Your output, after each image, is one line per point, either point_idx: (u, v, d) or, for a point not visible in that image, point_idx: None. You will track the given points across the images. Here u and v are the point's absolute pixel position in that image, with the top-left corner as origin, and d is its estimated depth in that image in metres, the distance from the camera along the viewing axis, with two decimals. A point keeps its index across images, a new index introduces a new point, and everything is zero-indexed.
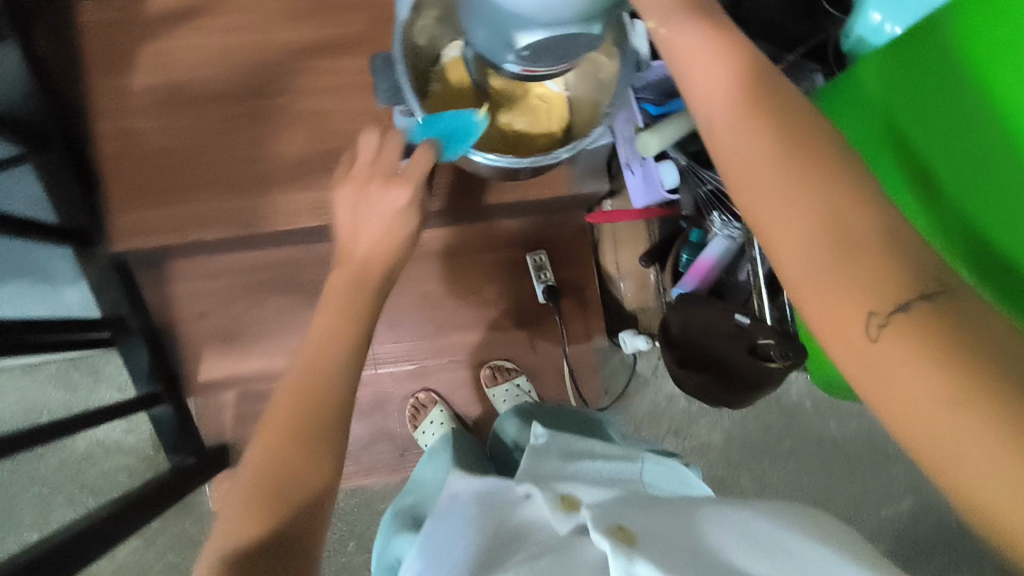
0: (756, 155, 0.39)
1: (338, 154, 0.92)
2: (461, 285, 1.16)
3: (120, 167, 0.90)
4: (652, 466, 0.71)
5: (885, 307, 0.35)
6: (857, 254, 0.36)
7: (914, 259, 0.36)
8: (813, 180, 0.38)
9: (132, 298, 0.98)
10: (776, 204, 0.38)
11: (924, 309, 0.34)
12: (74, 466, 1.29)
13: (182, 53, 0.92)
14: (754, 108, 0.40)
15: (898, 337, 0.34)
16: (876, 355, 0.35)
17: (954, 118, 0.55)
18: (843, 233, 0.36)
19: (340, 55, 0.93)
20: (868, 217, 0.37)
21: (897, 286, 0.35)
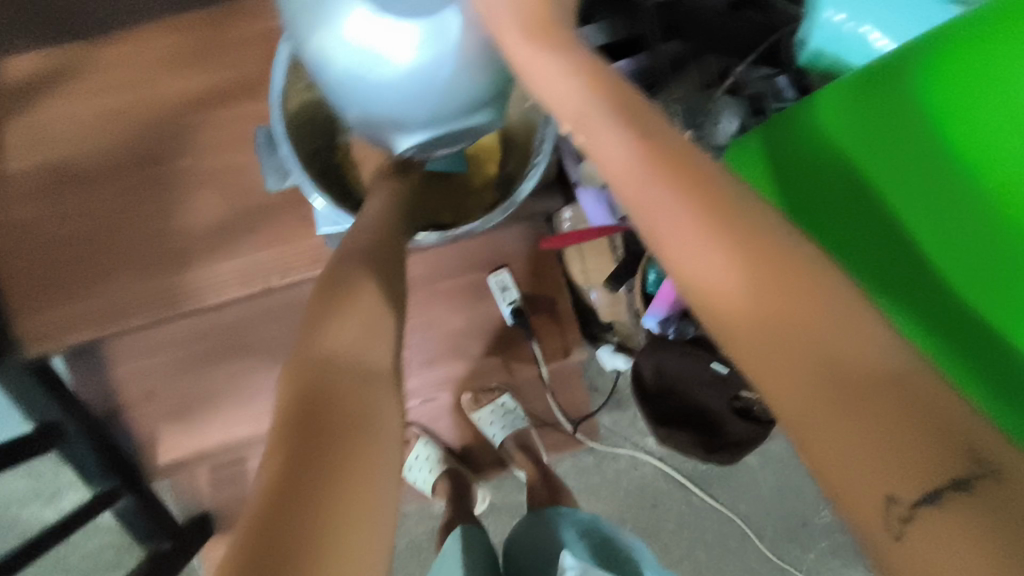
0: (709, 274, 0.33)
1: (259, 211, 0.84)
2: (423, 319, 1.06)
3: (19, 263, 0.81)
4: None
5: (909, 493, 0.26)
6: (857, 408, 0.28)
7: (942, 419, 0.27)
8: (784, 315, 0.31)
9: (65, 398, 0.87)
10: (748, 343, 0.31)
11: (965, 502, 0.25)
12: (56, 552, 1.23)
13: (65, 123, 0.82)
14: (694, 211, 0.34)
15: (932, 540, 0.25)
16: (909, 564, 0.26)
17: (936, 185, 0.52)
18: (825, 366, 0.29)
19: (241, 101, 0.83)
20: (861, 358, 0.29)
21: (929, 463, 0.26)
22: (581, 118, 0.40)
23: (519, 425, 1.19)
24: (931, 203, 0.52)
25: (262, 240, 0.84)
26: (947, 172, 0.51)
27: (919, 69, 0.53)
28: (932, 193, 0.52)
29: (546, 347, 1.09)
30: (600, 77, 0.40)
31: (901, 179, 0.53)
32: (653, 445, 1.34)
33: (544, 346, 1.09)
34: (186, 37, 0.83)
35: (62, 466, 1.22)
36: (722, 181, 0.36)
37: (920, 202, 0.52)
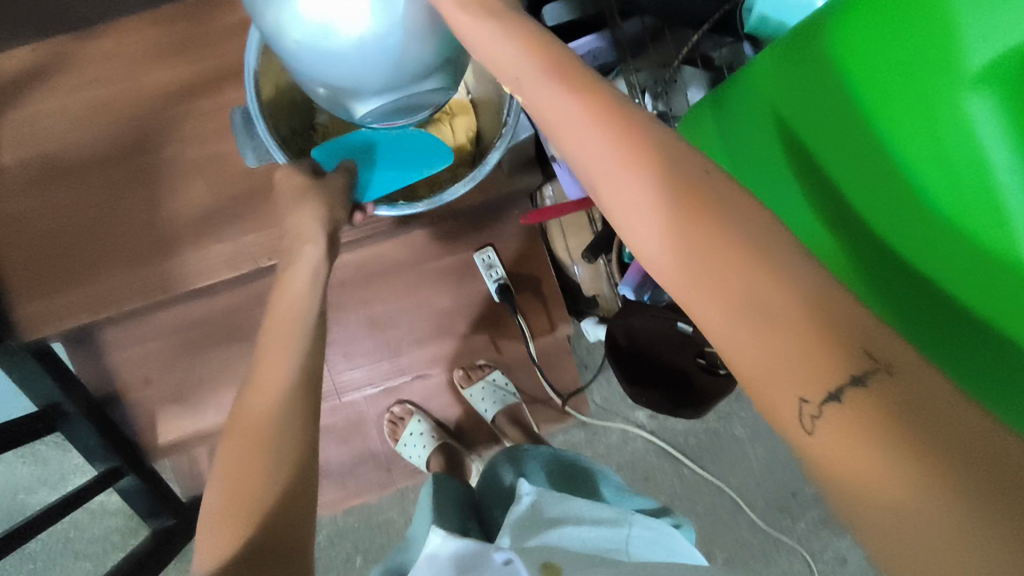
0: (648, 221, 0.34)
1: (244, 198, 0.86)
2: (411, 300, 1.09)
3: (11, 254, 0.84)
4: (641, 531, 0.68)
5: (817, 394, 0.30)
6: (777, 328, 0.30)
7: (844, 332, 0.30)
8: (717, 254, 0.32)
9: (64, 381, 0.91)
10: (681, 279, 0.34)
11: (861, 397, 0.29)
12: (65, 536, 1.27)
13: (51, 116, 0.84)
14: (632, 154, 0.35)
15: (838, 432, 0.29)
16: (821, 454, 0.30)
17: (868, 144, 0.50)
18: (749, 295, 0.31)
19: (223, 91, 0.86)
20: (785, 289, 0.31)
21: (832, 367, 0.30)
22: (520, 79, 0.39)
23: (510, 399, 1.20)
24: (855, 162, 0.51)
25: (248, 226, 0.87)
26: (887, 128, 0.48)
27: (834, 26, 0.50)
28: (855, 151, 0.51)
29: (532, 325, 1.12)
30: (537, 34, 0.40)
31: (823, 138, 0.53)
32: (644, 418, 1.38)
33: (530, 323, 1.12)
34: (166, 31, 0.85)
35: (68, 452, 1.26)
36: (659, 129, 0.37)
37: (845, 161, 0.52)
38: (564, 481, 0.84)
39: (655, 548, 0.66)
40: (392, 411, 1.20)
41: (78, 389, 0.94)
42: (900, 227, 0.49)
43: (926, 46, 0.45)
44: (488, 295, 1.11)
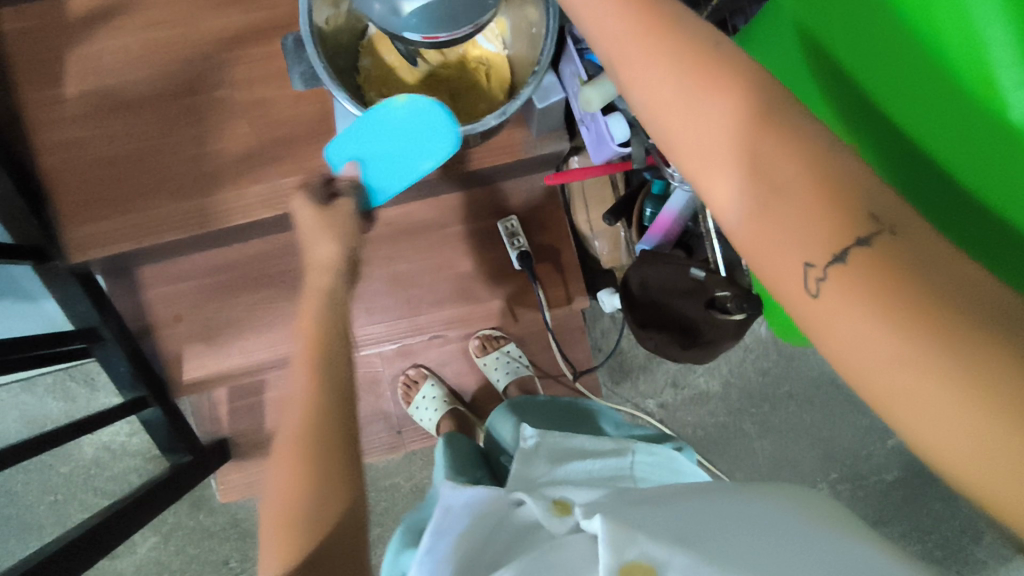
0: (665, 99, 0.39)
1: (284, 142, 0.91)
2: (433, 262, 1.13)
3: (67, 179, 0.89)
4: (644, 457, 0.68)
5: (822, 259, 0.34)
6: (779, 195, 0.35)
7: (848, 196, 0.34)
8: (727, 121, 0.37)
9: (103, 306, 0.97)
10: (693, 149, 0.38)
11: (865, 256, 0.33)
12: (84, 473, 1.32)
13: (114, 55, 0.90)
14: (654, 38, 0.39)
15: (841, 291, 0.33)
16: (824, 313, 0.34)
17: (872, 40, 0.53)
18: (750, 157, 0.36)
19: (273, 40, 0.91)
20: (792, 156, 0.35)
21: (837, 233, 0.33)
22: None
23: (523, 371, 1.21)
24: (874, 65, 0.53)
25: (286, 169, 0.91)
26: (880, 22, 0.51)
27: None
28: (863, 47, 0.54)
29: (549, 295, 1.15)
30: None
31: (838, 43, 0.57)
32: (652, 405, 1.39)
33: (547, 294, 1.14)
34: None
35: (95, 391, 1.31)
36: (680, 24, 0.40)
37: (857, 60, 0.55)
38: (569, 422, 0.85)
39: (661, 470, 0.67)
40: (407, 374, 1.23)
41: (114, 316, 0.99)
42: (919, 113, 0.50)
43: None
44: (508, 262, 1.14)
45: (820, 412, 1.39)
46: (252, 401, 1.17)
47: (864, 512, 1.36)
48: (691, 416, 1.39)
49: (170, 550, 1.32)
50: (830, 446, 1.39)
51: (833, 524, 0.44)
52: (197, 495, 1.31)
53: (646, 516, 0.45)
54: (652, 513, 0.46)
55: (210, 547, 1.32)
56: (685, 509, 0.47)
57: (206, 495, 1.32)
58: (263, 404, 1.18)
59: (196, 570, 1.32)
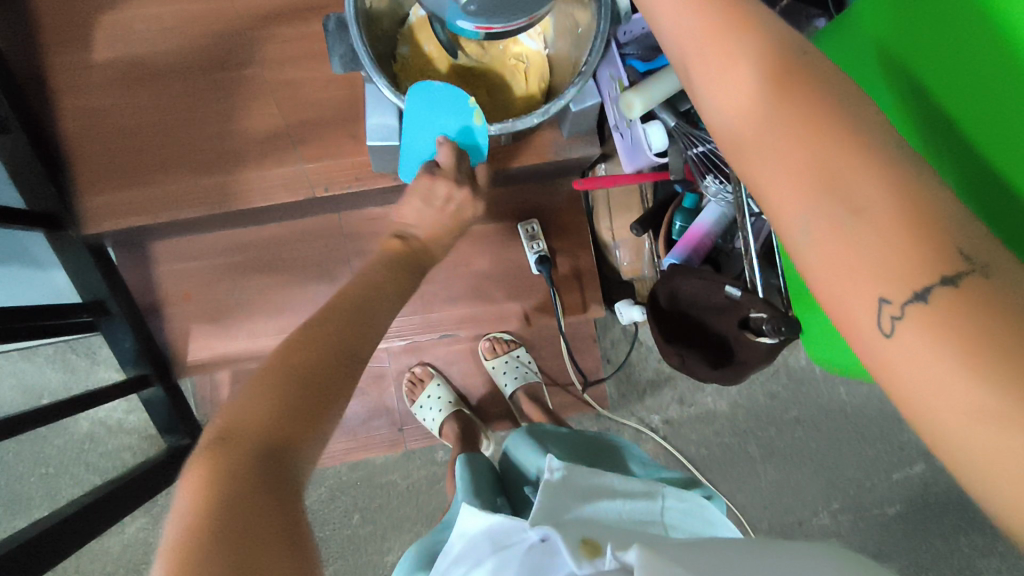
0: (741, 107, 0.37)
1: (311, 125, 0.89)
2: (450, 259, 1.11)
3: (86, 147, 0.88)
4: (674, 503, 0.66)
5: (900, 296, 0.32)
6: (859, 223, 0.33)
7: (934, 229, 0.32)
8: (805, 135, 0.35)
9: (113, 280, 0.95)
10: (766, 163, 0.36)
11: (949, 297, 0.31)
12: (78, 447, 1.30)
13: (145, 23, 0.88)
14: (734, 43, 0.37)
15: (918, 332, 0.31)
16: (897, 354, 0.32)
17: (965, 62, 0.46)
18: (829, 178, 0.34)
19: (307, 21, 0.89)
20: (875, 182, 0.33)
21: (919, 269, 0.32)
22: None
23: (531, 377, 1.17)
24: (948, 75, 0.48)
25: (311, 153, 0.89)
26: (978, 45, 0.45)
27: None
28: (952, 68, 0.48)
29: (565, 302, 1.13)
30: None
31: (924, 59, 0.51)
32: (658, 421, 1.36)
33: (563, 300, 1.12)
34: None
35: (95, 365, 1.29)
36: (761, 29, 0.38)
37: (948, 87, 0.48)
38: (591, 452, 0.82)
39: (686, 522, 0.64)
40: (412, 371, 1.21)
41: (124, 291, 0.97)
42: (990, 131, 0.46)
43: None
44: (526, 265, 1.12)
45: (828, 440, 1.37)
46: None
47: (866, 545, 1.34)
48: (697, 434, 1.37)
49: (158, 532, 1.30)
50: (836, 474, 1.36)
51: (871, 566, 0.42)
52: None
53: (681, 558, 0.43)
54: (690, 555, 0.44)
55: None
56: (721, 552, 0.45)
57: None
58: None
59: None
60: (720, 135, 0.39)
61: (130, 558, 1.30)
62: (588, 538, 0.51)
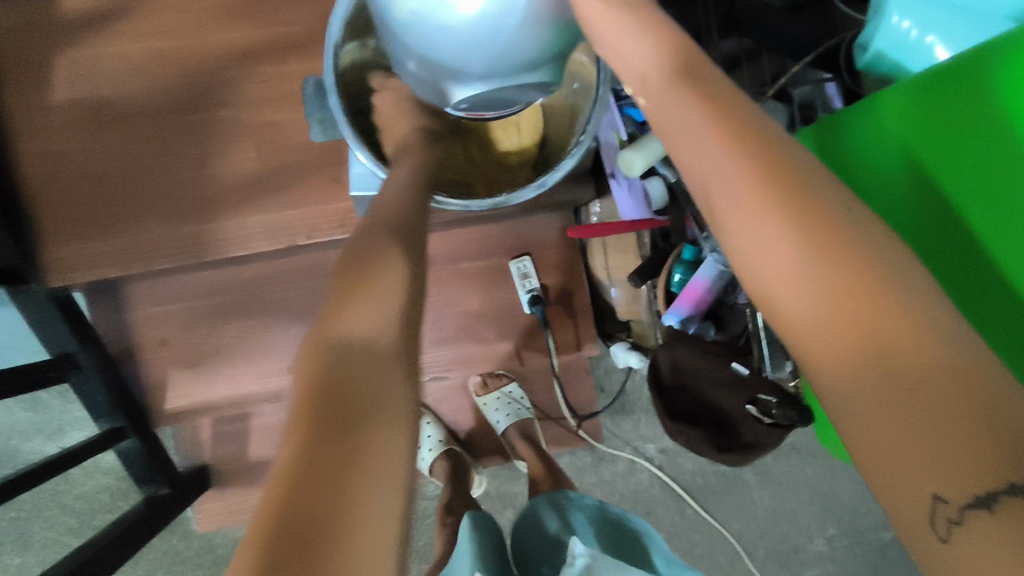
0: (782, 254, 0.36)
1: (291, 170, 0.84)
2: (439, 298, 1.07)
3: (50, 195, 0.82)
4: None
5: (960, 497, 0.28)
6: (910, 398, 0.30)
7: (998, 424, 0.28)
8: (856, 294, 0.33)
9: (83, 331, 0.90)
10: (801, 308, 0.35)
11: (1015, 509, 0.27)
12: (54, 487, 1.25)
13: (110, 62, 0.82)
14: (763, 191, 0.37)
15: (979, 541, 0.28)
16: (957, 559, 0.29)
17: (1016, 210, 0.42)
18: (873, 342, 0.32)
19: (286, 60, 0.84)
20: (927, 346, 0.31)
21: (976, 467, 0.28)
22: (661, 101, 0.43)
23: (525, 414, 1.14)
24: (988, 215, 0.44)
25: (289, 199, 0.85)
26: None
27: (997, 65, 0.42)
28: (1002, 206, 0.43)
29: (559, 340, 1.09)
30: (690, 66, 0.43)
31: (962, 189, 0.46)
32: (653, 451, 1.33)
33: (556, 338, 1.09)
34: None
35: (69, 402, 1.24)
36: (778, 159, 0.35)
37: (987, 223, 0.44)
38: (618, 545, 0.78)
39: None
40: None
41: (95, 340, 0.92)
42: None
43: None
44: (519, 303, 1.08)
45: (825, 469, 1.35)
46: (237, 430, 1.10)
47: (860, 574, 1.32)
48: (693, 466, 1.34)
49: (141, 571, 1.27)
50: (832, 503, 1.34)
51: None
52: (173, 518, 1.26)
53: None
54: None
55: (182, 573, 1.27)
56: None
57: (181, 519, 1.26)
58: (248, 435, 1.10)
59: None
60: (751, 278, 0.38)
61: None
62: None
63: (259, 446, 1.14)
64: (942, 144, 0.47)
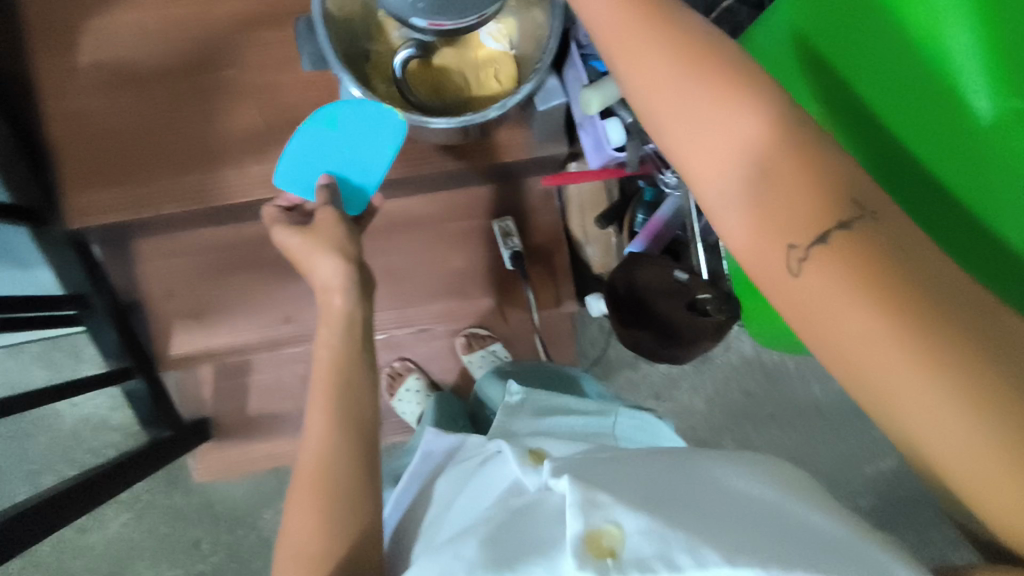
0: (664, 76, 0.42)
1: (290, 127, 0.93)
2: (427, 257, 1.14)
3: (70, 147, 0.91)
4: (626, 419, 0.69)
5: (805, 241, 0.38)
6: (765, 179, 0.39)
7: (830, 179, 0.38)
8: (725, 104, 0.41)
9: (96, 276, 0.98)
10: (677, 121, 0.42)
11: (843, 237, 0.37)
12: (63, 444, 1.32)
13: (128, 29, 0.92)
14: (648, 29, 0.43)
15: (823, 268, 0.37)
16: (808, 291, 0.38)
17: (929, 131, 0.55)
18: (739, 145, 0.40)
19: (287, 27, 0.93)
20: (781, 144, 0.39)
21: (821, 216, 0.38)
22: None
23: None
24: (891, 100, 0.58)
25: None
26: (942, 121, 0.53)
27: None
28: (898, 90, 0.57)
29: (539, 298, 1.16)
30: None
31: (896, 113, 0.59)
32: None
33: (537, 295, 1.16)
34: None
35: (79, 362, 1.31)
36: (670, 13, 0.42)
37: (892, 104, 0.58)
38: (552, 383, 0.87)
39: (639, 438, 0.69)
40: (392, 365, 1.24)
41: (107, 287, 1.00)
42: (927, 144, 0.56)
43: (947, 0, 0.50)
44: (502, 263, 1.15)
45: (801, 435, 1.40)
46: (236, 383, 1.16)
47: None
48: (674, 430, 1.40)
49: (143, 528, 1.33)
50: (808, 468, 1.39)
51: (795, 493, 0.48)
52: (175, 475, 1.33)
53: (613, 480, 0.47)
54: (619, 477, 0.48)
55: (182, 528, 1.33)
56: (647, 481, 0.48)
57: (182, 476, 1.33)
58: (248, 386, 1.18)
59: (166, 550, 1.33)
60: (636, 96, 0.44)
61: (114, 554, 1.32)
62: (536, 450, 0.57)
63: (259, 402, 1.19)
64: (871, 62, 0.59)
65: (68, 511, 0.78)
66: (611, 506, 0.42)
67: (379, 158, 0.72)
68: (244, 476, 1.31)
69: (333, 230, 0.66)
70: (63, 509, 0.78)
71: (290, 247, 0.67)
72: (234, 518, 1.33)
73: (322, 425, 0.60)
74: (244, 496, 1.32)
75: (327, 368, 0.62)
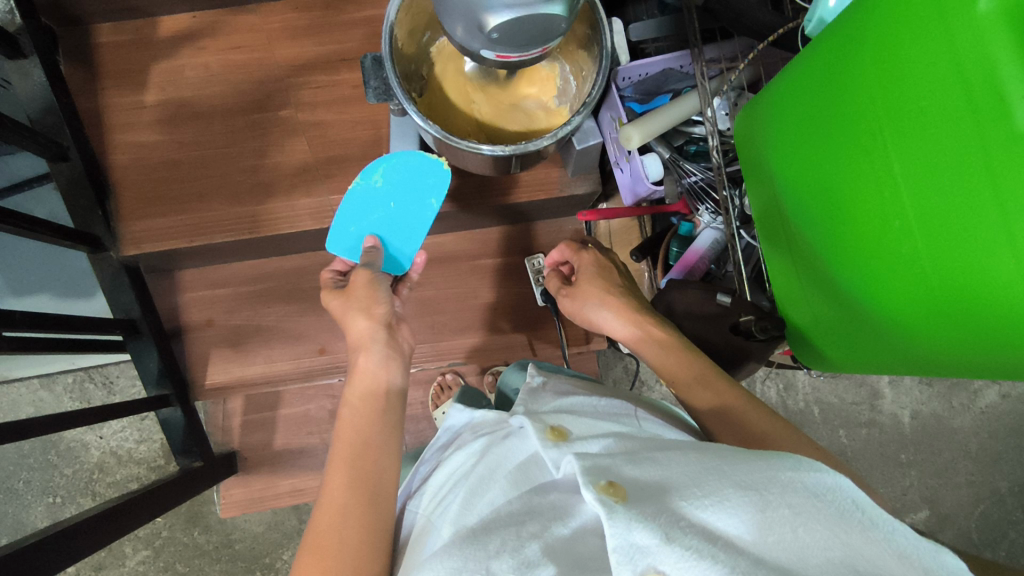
0: None
1: (338, 162, 0.98)
2: (459, 291, 1.17)
3: (130, 177, 0.96)
4: (647, 404, 0.68)
5: None
6: None
7: None
8: None
9: (144, 302, 1.01)
10: None
11: None
12: (88, 476, 1.31)
13: (194, 71, 0.98)
14: None
15: None
16: None
17: (936, 140, 0.45)
18: None
19: (339, 70, 1.00)
20: None
21: None
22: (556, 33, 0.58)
23: None
24: (865, 170, 0.52)
25: (335, 186, 0.98)
26: (959, 132, 0.43)
27: (837, 47, 0.53)
28: (869, 154, 0.52)
29: (569, 333, 1.17)
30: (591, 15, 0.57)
31: (878, 119, 0.50)
32: None
33: (566, 331, 1.17)
34: (304, 15, 1.00)
35: (111, 393, 1.33)
36: None
37: (863, 170, 0.53)
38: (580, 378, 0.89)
39: (654, 410, 0.67)
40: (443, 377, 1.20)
41: (152, 314, 1.03)
42: (910, 207, 0.49)
43: (924, 47, 0.44)
44: (532, 297, 1.18)
45: None
46: (264, 417, 1.16)
47: None
48: None
49: (159, 566, 1.30)
50: None
51: (845, 530, 0.39)
52: (195, 512, 1.31)
53: (640, 487, 0.43)
54: (649, 483, 0.44)
55: (199, 568, 1.30)
56: (668, 493, 0.42)
57: (203, 514, 1.31)
58: (275, 421, 1.17)
59: None
60: None
61: None
62: (555, 426, 0.54)
63: (286, 435, 1.16)
64: (838, 128, 0.55)
65: (102, 538, 0.77)
66: (653, 544, 0.38)
67: (423, 211, 0.81)
68: (265, 513, 1.29)
69: (367, 293, 0.71)
70: (100, 534, 0.77)
71: (331, 309, 0.72)
72: (252, 558, 1.30)
73: (342, 473, 0.59)
74: (263, 534, 1.30)
75: (351, 425, 0.63)
